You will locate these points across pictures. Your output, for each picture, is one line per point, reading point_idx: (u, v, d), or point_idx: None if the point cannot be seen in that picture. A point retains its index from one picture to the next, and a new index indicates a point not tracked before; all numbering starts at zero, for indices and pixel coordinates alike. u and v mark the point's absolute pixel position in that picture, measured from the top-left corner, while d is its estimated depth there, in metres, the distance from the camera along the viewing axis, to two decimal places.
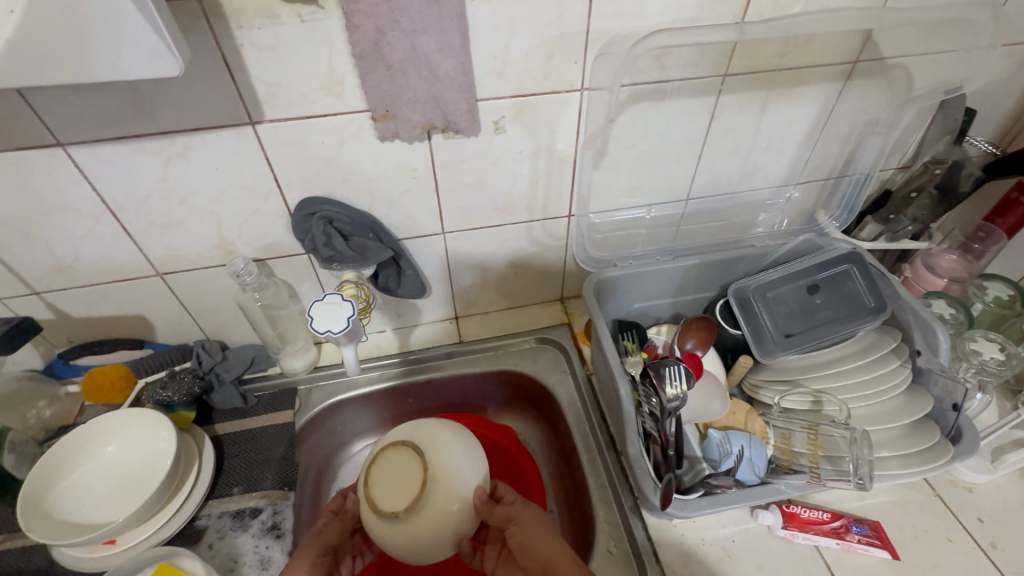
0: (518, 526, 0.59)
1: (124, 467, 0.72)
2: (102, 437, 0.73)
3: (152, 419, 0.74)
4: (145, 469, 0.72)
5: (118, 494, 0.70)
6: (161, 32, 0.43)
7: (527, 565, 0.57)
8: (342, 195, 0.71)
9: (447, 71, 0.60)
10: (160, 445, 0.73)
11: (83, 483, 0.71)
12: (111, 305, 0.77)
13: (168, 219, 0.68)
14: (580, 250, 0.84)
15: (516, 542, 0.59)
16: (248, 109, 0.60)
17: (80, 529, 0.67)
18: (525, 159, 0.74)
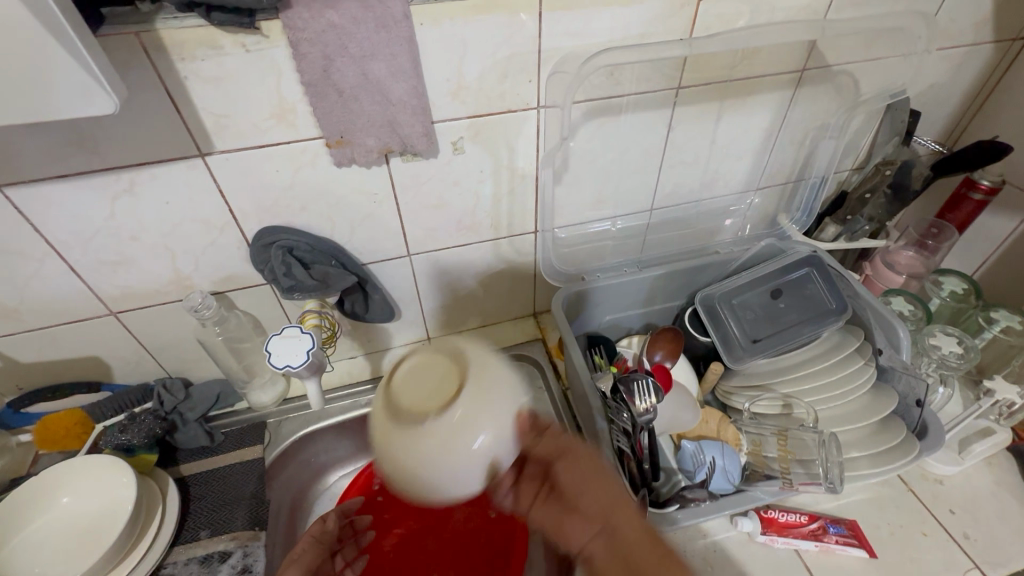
0: (573, 460, 0.50)
1: (82, 520, 0.69)
2: (57, 489, 0.69)
3: (110, 466, 0.70)
4: (104, 521, 0.68)
5: (74, 549, 0.66)
6: (92, 69, 0.41)
7: (585, 509, 0.48)
8: (301, 223, 0.70)
9: (400, 94, 0.60)
10: (120, 492, 0.70)
11: (37, 540, 0.67)
12: (63, 348, 0.73)
13: (118, 256, 0.66)
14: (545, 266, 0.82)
15: (574, 481, 0.49)
16: (196, 141, 0.59)
17: None
18: (487, 178, 0.73)
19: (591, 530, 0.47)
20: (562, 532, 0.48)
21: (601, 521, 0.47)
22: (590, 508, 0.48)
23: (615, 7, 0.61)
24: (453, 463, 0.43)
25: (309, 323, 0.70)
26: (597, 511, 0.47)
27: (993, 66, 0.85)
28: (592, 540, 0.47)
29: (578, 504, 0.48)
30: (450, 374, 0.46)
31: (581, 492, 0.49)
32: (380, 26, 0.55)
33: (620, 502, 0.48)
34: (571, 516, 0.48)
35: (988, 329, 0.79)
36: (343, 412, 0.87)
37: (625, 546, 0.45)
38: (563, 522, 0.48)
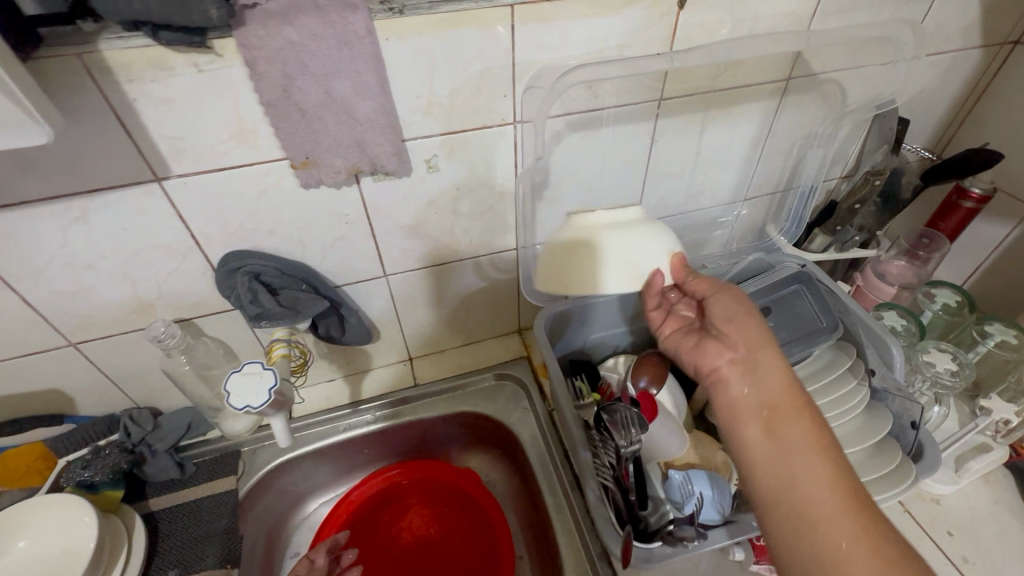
0: (727, 303, 0.63)
1: (42, 563, 0.65)
2: (16, 530, 0.66)
3: (72, 506, 0.67)
4: (63, 564, 0.64)
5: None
6: (19, 97, 0.38)
7: (729, 336, 0.61)
8: (269, 247, 0.67)
9: (368, 113, 0.57)
10: (81, 533, 0.66)
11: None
12: (21, 381, 0.70)
13: (74, 285, 0.62)
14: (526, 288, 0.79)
15: (722, 313, 0.63)
16: (151, 165, 0.55)
17: None
18: (464, 195, 0.71)
19: (731, 359, 0.59)
20: (702, 352, 0.63)
21: (746, 351, 0.59)
22: (733, 338, 0.60)
23: (592, 18, 0.59)
24: (631, 253, 0.66)
25: (278, 353, 0.68)
26: (742, 342, 0.59)
27: (980, 72, 0.83)
28: (731, 365, 0.59)
29: (723, 333, 0.61)
30: (626, 211, 0.69)
31: (729, 326, 0.62)
32: (342, 42, 0.52)
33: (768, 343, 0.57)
34: (715, 342, 0.62)
35: (982, 343, 0.77)
36: (325, 436, 0.84)
37: (764, 388, 0.55)
38: (700, 346, 0.64)
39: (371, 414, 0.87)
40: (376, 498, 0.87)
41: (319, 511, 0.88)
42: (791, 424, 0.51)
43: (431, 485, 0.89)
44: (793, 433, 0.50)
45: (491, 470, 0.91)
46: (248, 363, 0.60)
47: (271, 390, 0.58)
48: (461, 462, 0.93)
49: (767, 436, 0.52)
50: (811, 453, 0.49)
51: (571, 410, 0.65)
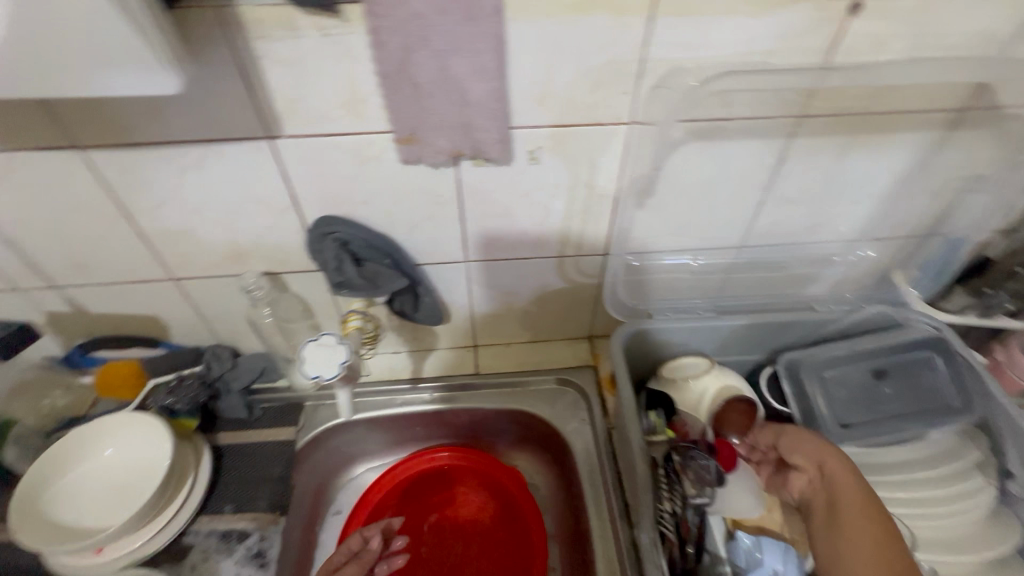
0: (784, 430, 0.64)
1: (119, 471, 0.70)
2: (93, 443, 0.71)
3: (154, 429, 0.71)
4: (135, 482, 0.69)
5: (103, 509, 0.68)
6: (143, 40, 0.39)
7: (795, 462, 0.61)
8: (360, 215, 0.67)
9: (479, 96, 0.54)
10: (155, 454, 0.71)
11: (76, 489, 0.69)
12: (129, 304, 0.76)
13: (183, 226, 0.66)
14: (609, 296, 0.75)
15: (786, 443, 0.62)
16: (265, 122, 0.56)
17: (68, 536, 0.65)
18: (561, 192, 0.67)
19: (810, 483, 0.60)
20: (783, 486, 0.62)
21: (820, 474, 0.60)
22: (805, 462, 0.61)
23: (741, 17, 0.52)
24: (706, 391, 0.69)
25: (353, 325, 0.72)
26: (814, 467, 0.60)
27: None
28: (813, 492, 0.60)
29: (792, 457, 0.62)
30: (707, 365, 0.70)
31: (795, 449, 0.62)
32: (467, 18, 0.49)
33: (835, 457, 0.59)
34: (792, 474, 0.61)
35: None
36: (380, 406, 0.85)
37: (837, 501, 0.57)
38: (779, 474, 0.63)
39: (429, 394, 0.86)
40: (421, 480, 0.88)
41: (365, 476, 0.90)
42: (864, 537, 0.54)
43: (474, 476, 0.88)
44: (868, 544, 0.54)
45: (538, 475, 0.89)
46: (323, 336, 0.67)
47: (343, 363, 0.64)
48: (506, 458, 0.92)
49: (835, 539, 0.56)
50: (880, 562, 0.53)
51: (641, 444, 0.60)
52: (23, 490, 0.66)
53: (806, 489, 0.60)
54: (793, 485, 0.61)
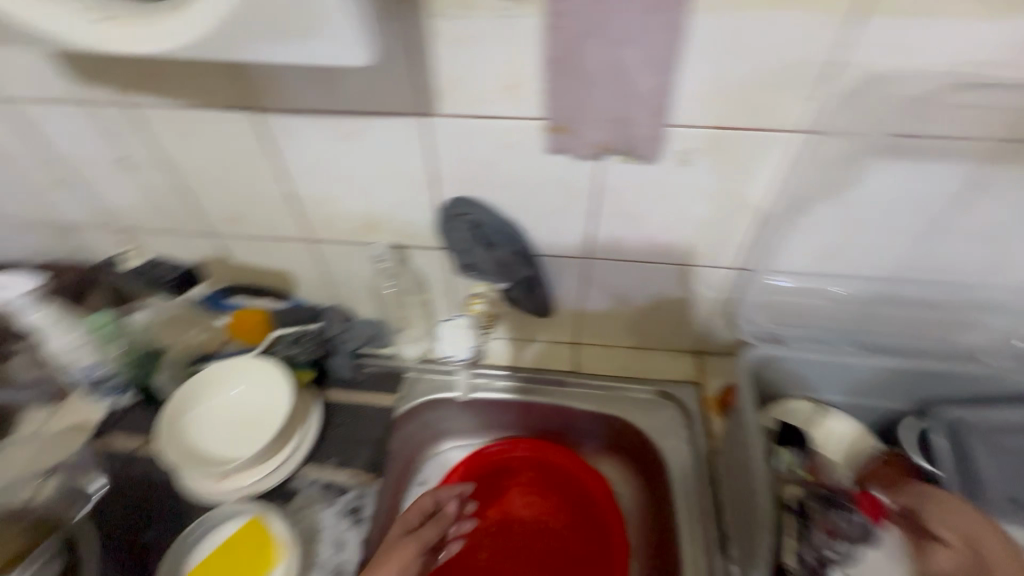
0: (931, 497, 0.55)
1: (242, 408, 0.77)
2: (221, 379, 0.78)
3: (277, 376, 0.77)
4: (256, 421, 0.76)
5: (228, 442, 0.74)
6: (352, 12, 0.40)
7: (942, 535, 0.52)
8: (493, 200, 0.67)
9: (643, 88, 0.52)
10: (276, 401, 0.76)
11: (205, 419, 0.76)
12: (269, 258, 0.82)
13: (331, 192, 0.70)
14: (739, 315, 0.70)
15: (934, 511, 0.54)
16: (425, 100, 0.58)
17: (199, 460, 0.72)
18: (706, 199, 0.63)
19: (961, 565, 0.50)
20: (924, 561, 0.53)
21: (975, 559, 0.50)
22: (955, 539, 0.51)
23: (962, 23, 0.46)
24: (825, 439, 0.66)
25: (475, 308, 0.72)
26: (967, 548, 0.51)
27: None
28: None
29: (940, 530, 0.53)
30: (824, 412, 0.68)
31: (942, 520, 0.53)
32: (652, 7, 0.47)
33: (1001, 544, 0.49)
34: (938, 550, 0.52)
35: None
36: (476, 388, 0.86)
37: None
38: (920, 548, 0.54)
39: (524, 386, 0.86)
40: (501, 463, 0.89)
41: (449, 454, 0.91)
42: None
43: (554, 469, 0.88)
44: None
45: (624, 484, 0.86)
46: None
47: None
48: (592, 462, 0.89)
49: None
50: None
51: (764, 473, 0.55)
52: (169, 413, 0.74)
53: (954, 570, 0.51)
54: (937, 562, 0.52)
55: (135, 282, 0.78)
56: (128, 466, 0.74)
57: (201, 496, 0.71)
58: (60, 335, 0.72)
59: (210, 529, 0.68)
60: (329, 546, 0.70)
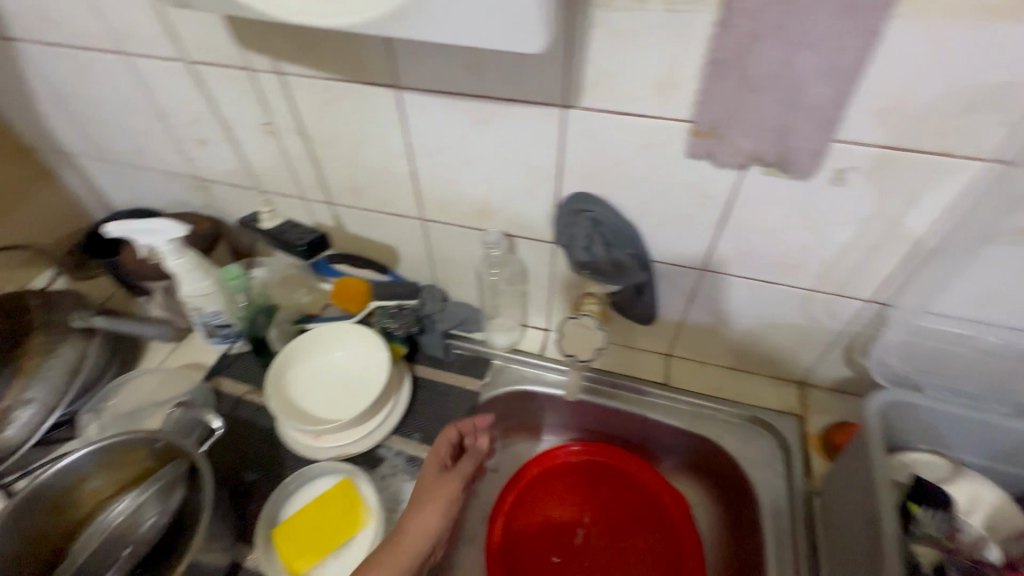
0: None
1: (340, 374, 0.80)
2: (325, 344, 0.82)
3: (376, 347, 0.80)
4: (353, 388, 0.78)
5: (325, 403, 0.77)
6: (542, 7, 0.38)
7: None
8: (616, 200, 0.65)
9: (813, 98, 0.48)
10: (374, 369, 0.79)
11: (306, 379, 0.79)
12: (379, 232, 0.85)
13: (452, 174, 0.71)
14: (875, 355, 0.69)
15: None
16: (568, 92, 0.56)
17: (299, 416, 0.76)
18: (852, 223, 0.58)
19: None
20: None
21: None
22: None
23: None
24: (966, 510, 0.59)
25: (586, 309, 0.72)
26: None
27: None
28: None
29: None
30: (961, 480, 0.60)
31: None
32: (845, 10, 0.43)
33: None
34: None
35: None
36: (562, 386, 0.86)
37: None
38: None
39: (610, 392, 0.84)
40: (571, 468, 0.86)
41: (524, 446, 0.92)
42: None
43: (627, 480, 0.84)
44: None
45: (702, 506, 0.83)
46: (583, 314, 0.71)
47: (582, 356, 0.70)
48: (670, 478, 0.87)
49: None
50: None
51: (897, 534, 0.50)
52: (277, 366, 0.78)
53: None
54: None
55: (274, 242, 0.82)
56: (238, 410, 0.81)
57: (299, 449, 0.75)
58: (194, 282, 0.76)
59: (304, 484, 0.73)
60: None
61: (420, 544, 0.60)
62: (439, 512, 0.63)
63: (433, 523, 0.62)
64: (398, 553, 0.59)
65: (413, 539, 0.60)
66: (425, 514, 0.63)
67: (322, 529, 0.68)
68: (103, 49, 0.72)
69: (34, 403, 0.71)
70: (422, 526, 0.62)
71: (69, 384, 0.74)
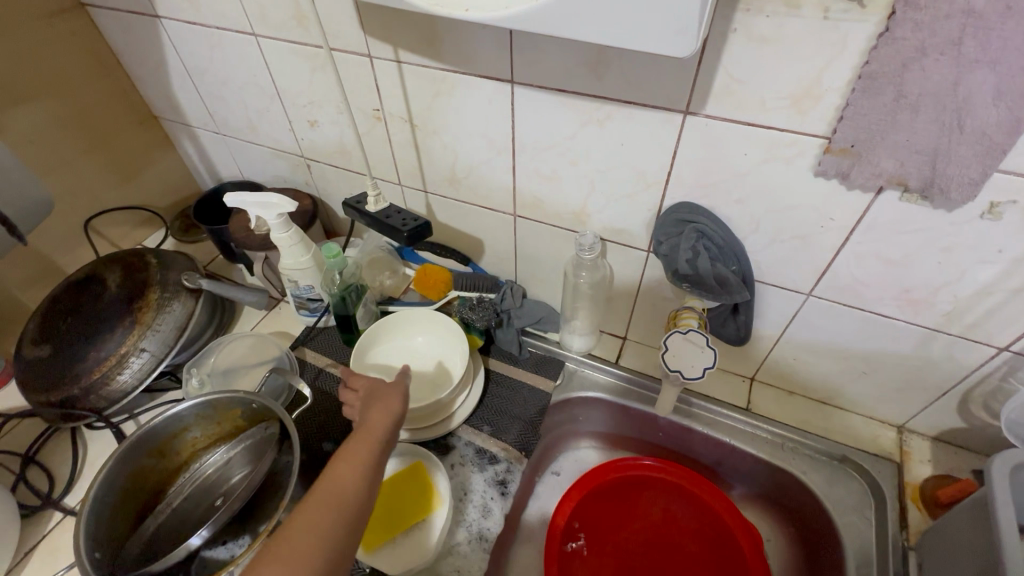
0: None
1: (421, 359, 0.83)
2: (412, 327, 0.85)
3: (457, 339, 0.81)
4: (431, 376, 0.80)
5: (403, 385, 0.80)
6: (700, 7, 0.36)
7: None
8: (724, 213, 0.63)
9: (980, 122, 0.44)
10: (453, 361, 0.80)
11: (388, 358, 0.82)
12: (468, 224, 0.86)
13: (553, 173, 0.70)
14: (1006, 414, 0.63)
15: None
16: (691, 98, 0.54)
17: None
18: (998, 262, 0.53)
19: None
20: None
21: None
22: None
23: None
24: None
25: (685, 320, 0.70)
26: None
27: None
28: None
29: None
30: None
31: None
32: None
33: None
34: None
35: None
36: (635, 397, 0.84)
37: None
38: None
39: (687, 408, 0.82)
40: (640, 479, 0.84)
41: (586, 451, 0.91)
42: None
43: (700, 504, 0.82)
44: None
45: (773, 542, 0.79)
46: (693, 330, 0.68)
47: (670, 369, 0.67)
48: (740, 507, 0.83)
49: None
50: None
51: None
52: (363, 340, 0.80)
53: None
54: None
55: (379, 225, 0.79)
56: (320, 381, 0.84)
57: None
58: (297, 255, 0.79)
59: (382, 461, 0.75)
60: (475, 509, 0.72)
61: (380, 433, 0.58)
62: (393, 404, 0.61)
63: (390, 413, 0.61)
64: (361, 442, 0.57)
65: (373, 428, 0.59)
66: (378, 411, 0.60)
67: (398, 509, 0.70)
68: (235, 29, 0.77)
69: (147, 353, 0.77)
70: (379, 416, 0.60)
71: (176, 340, 0.80)
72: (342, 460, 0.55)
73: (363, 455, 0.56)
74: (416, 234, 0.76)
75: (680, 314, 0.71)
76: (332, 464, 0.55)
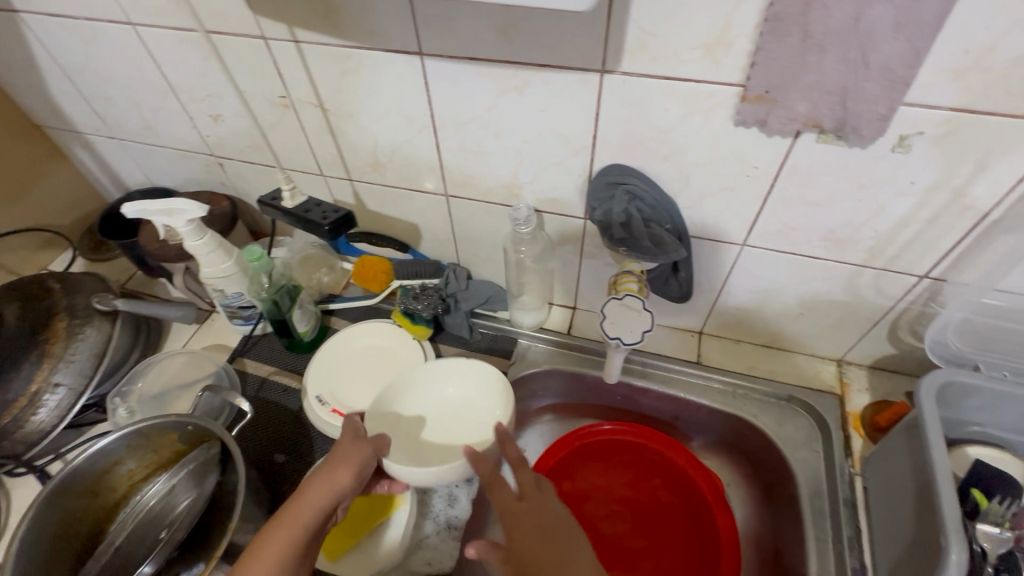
0: None
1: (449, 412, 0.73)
2: (448, 378, 0.75)
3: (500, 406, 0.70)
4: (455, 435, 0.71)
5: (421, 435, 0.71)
6: None
7: None
8: (653, 171, 0.62)
9: (882, 56, 0.44)
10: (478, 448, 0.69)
11: (414, 414, 0.73)
12: (400, 209, 0.82)
13: (478, 147, 0.67)
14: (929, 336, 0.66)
15: None
16: (606, 56, 0.52)
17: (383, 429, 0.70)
18: (912, 194, 0.54)
19: None
20: None
21: None
22: None
23: None
24: None
25: (625, 286, 0.69)
26: None
27: None
28: None
29: None
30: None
31: None
32: None
33: None
34: None
35: None
36: (591, 366, 0.84)
37: None
38: None
39: (640, 367, 0.82)
40: (601, 443, 0.85)
41: (550, 425, 0.90)
42: None
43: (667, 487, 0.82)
44: None
45: (733, 485, 0.82)
46: (626, 295, 0.68)
47: (611, 338, 0.67)
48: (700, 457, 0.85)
49: None
50: None
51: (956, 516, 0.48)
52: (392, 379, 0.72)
53: None
54: None
55: (298, 221, 0.74)
56: (263, 391, 0.80)
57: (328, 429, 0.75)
58: (216, 264, 0.73)
59: None
60: (441, 499, 0.72)
61: (315, 512, 0.53)
62: (341, 478, 0.56)
63: (335, 488, 0.55)
64: (291, 523, 0.51)
65: (304, 507, 0.53)
66: (319, 485, 0.54)
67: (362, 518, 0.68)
68: (108, 19, 0.68)
69: (62, 388, 0.70)
70: (321, 492, 0.54)
71: (96, 369, 0.73)
72: (263, 544, 0.49)
73: (288, 538, 0.50)
74: (340, 225, 0.73)
75: (616, 281, 0.71)
76: (253, 548, 0.49)
